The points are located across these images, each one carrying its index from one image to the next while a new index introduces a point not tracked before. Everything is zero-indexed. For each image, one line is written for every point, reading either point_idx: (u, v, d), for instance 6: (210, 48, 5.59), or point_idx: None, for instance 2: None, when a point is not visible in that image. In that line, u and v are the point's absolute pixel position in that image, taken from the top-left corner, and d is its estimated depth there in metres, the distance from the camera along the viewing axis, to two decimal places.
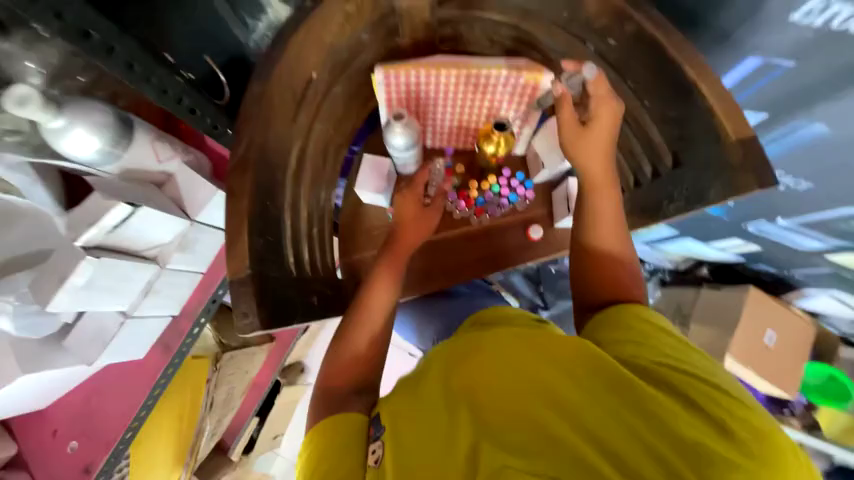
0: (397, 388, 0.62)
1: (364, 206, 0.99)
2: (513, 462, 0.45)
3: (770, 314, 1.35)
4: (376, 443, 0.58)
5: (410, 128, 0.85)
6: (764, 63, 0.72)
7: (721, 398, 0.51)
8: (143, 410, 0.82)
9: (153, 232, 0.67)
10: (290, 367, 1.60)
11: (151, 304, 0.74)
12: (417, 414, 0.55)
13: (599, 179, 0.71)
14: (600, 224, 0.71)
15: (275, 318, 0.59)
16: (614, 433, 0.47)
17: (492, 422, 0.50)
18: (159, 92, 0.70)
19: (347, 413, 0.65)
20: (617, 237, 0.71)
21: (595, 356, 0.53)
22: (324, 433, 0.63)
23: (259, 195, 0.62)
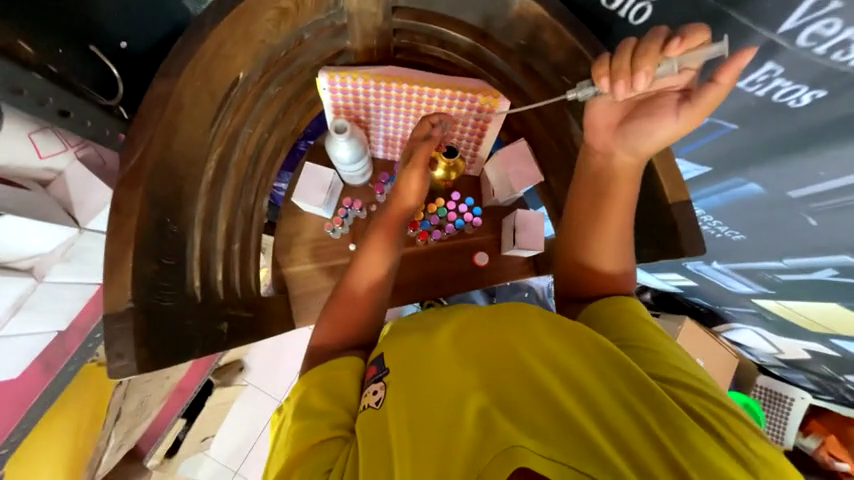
0: (401, 335, 0.64)
1: (303, 217, 0.92)
2: (526, 435, 0.47)
3: (700, 347, 1.41)
4: (376, 384, 0.61)
5: (354, 140, 0.79)
6: (709, 122, 0.71)
7: (720, 411, 0.55)
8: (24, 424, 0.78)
9: (25, 242, 0.59)
10: (227, 366, 1.51)
11: (29, 317, 0.67)
12: (430, 378, 0.56)
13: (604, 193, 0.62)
14: (610, 226, 0.62)
15: (160, 357, 0.51)
16: (625, 421, 0.51)
17: (503, 393, 0.53)
18: (9, 91, 0.54)
19: (343, 357, 0.66)
20: (618, 255, 0.64)
21: (611, 351, 0.57)
22: (318, 374, 0.65)
23: (156, 213, 0.54)
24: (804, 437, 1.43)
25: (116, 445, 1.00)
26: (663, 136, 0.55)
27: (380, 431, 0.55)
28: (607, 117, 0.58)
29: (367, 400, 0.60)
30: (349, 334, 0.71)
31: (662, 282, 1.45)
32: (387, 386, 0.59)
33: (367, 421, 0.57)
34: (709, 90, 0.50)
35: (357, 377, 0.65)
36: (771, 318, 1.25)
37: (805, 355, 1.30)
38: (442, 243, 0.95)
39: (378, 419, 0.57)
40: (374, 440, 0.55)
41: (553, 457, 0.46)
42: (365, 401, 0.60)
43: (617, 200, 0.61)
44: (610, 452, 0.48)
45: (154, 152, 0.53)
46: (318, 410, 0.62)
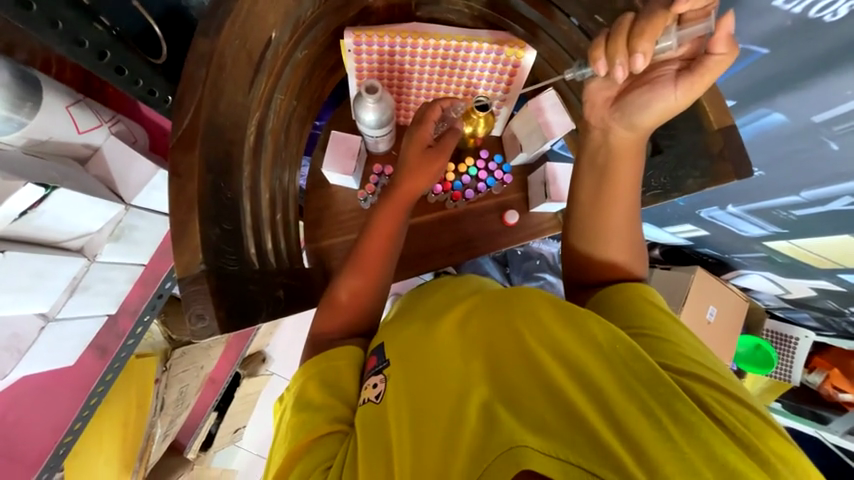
0: (404, 326, 0.62)
1: (331, 189, 0.91)
2: (528, 431, 0.44)
3: (714, 293, 1.46)
4: (376, 377, 0.58)
5: (383, 103, 0.77)
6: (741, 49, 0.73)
7: (735, 406, 0.50)
8: (79, 421, 0.73)
9: (77, 220, 0.57)
10: (251, 357, 1.49)
11: (81, 303, 0.64)
12: (432, 370, 0.54)
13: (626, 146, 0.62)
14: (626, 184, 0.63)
15: (236, 319, 0.51)
16: (637, 416, 0.44)
17: (506, 385, 0.50)
18: (73, 43, 0.57)
19: (344, 346, 0.65)
20: (626, 245, 0.66)
21: (622, 338, 0.53)
22: (316, 366, 0.63)
23: (212, 178, 0.53)
24: (809, 374, 1.50)
25: (160, 437, 1.03)
26: (668, 107, 0.56)
27: (379, 427, 0.53)
28: (605, 93, 0.60)
29: (367, 393, 0.58)
30: (347, 320, 0.70)
31: (672, 235, 1.50)
32: (388, 379, 0.56)
33: (366, 416, 0.55)
34: (707, 60, 0.52)
35: (357, 370, 0.63)
36: (778, 260, 1.29)
37: (811, 293, 1.34)
38: (471, 205, 0.95)
39: (379, 413, 0.54)
40: (371, 435, 0.52)
41: (558, 453, 0.41)
42: (365, 395, 0.58)
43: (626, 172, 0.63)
44: (619, 449, 0.42)
45: (203, 116, 0.52)
46: (317, 402, 0.59)
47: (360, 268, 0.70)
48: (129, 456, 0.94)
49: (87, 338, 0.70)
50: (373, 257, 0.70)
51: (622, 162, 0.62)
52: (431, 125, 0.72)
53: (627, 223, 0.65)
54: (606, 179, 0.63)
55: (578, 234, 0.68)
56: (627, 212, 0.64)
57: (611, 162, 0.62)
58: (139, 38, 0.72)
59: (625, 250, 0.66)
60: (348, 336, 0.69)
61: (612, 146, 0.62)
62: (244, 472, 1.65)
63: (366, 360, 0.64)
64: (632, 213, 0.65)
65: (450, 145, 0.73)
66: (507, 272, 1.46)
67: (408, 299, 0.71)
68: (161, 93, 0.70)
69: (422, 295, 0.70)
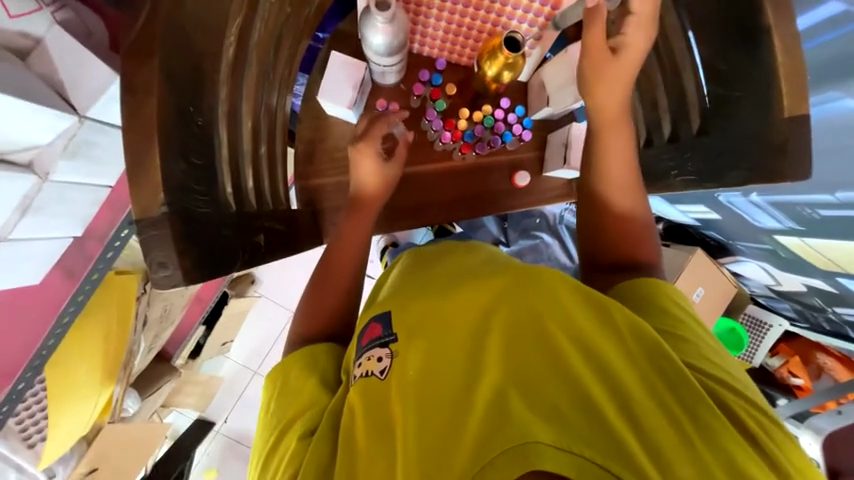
0: (408, 292, 0.53)
1: (327, 120, 0.81)
2: (543, 424, 0.37)
3: (704, 275, 1.44)
4: (382, 350, 0.48)
5: (396, 24, 0.64)
6: (844, 11, 0.62)
7: (756, 413, 0.47)
8: (53, 338, 0.72)
9: (19, 130, 0.49)
10: (239, 278, 1.50)
11: (39, 223, 0.59)
12: (433, 342, 0.46)
13: (610, 113, 0.60)
14: (615, 147, 0.61)
15: (205, 267, 0.47)
16: (658, 420, 0.41)
17: (520, 368, 0.42)
18: None
19: (319, 346, 0.62)
20: (636, 199, 0.62)
21: (647, 334, 0.47)
22: (296, 357, 0.61)
23: (177, 100, 0.44)
24: (770, 357, 1.54)
25: (145, 349, 1.05)
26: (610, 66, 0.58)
27: (379, 406, 0.45)
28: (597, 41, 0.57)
29: (369, 366, 0.48)
30: (340, 278, 0.68)
31: (682, 214, 1.43)
32: (397, 355, 0.47)
33: (370, 393, 0.46)
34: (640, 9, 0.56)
35: (356, 342, 0.52)
36: (782, 255, 1.25)
37: (801, 289, 1.33)
38: (481, 159, 0.86)
39: (381, 392, 0.46)
40: (369, 411, 0.45)
41: (574, 451, 0.35)
42: (366, 368, 0.48)
43: (615, 138, 0.61)
44: (638, 452, 0.37)
45: (165, 17, 0.42)
46: (302, 388, 0.57)
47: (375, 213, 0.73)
48: (111, 367, 0.94)
49: (54, 257, 0.67)
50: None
51: (620, 128, 0.61)
52: (380, 142, 0.72)
53: (633, 183, 0.62)
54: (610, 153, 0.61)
55: (589, 201, 0.63)
56: (627, 172, 0.61)
57: (599, 130, 0.61)
58: None
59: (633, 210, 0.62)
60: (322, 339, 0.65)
61: None
62: (230, 381, 1.68)
63: (364, 330, 0.52)
64: (630, 161, 0.61)
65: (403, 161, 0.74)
66: (505, 227, 1.40)
67: (410, 266, 0.60)
68: None
69: (417, 258, 0.62)
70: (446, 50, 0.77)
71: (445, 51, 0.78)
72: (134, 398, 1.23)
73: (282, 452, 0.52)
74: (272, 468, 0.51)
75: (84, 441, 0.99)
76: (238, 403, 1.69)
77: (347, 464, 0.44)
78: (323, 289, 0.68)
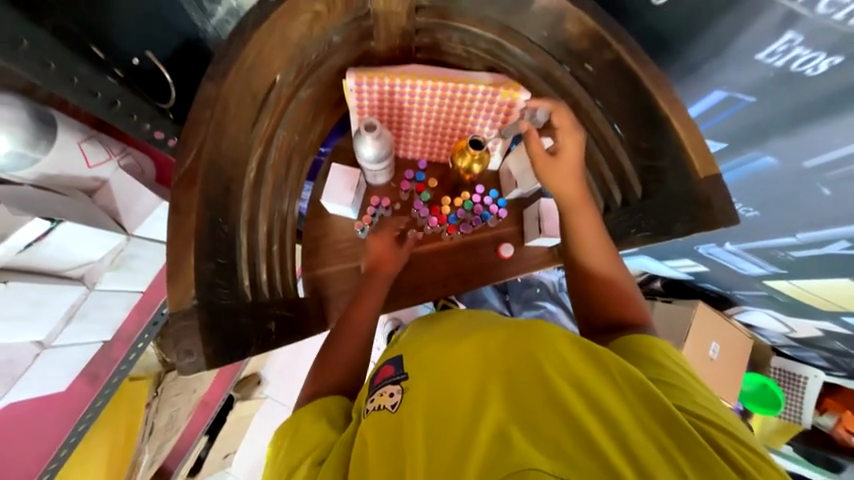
0: (422, 338, 0.58)
1: (329, 218, 0.93)
2: (543, 456, 0.40)
3: (714, 328, 1.43)
4: (394, 386, 0.54)
5: (382, 139, 0.81)
6: (727, 97, 0.73)
7: (758, 461, 0.46)
8: (72, 438, 0.76)
9: (79, 248, 0.59)
10: (245, 380, 1.48)
11: (77, 330, 0.66)
12: (442, 382, 0.49)
13: (574, 200, 0.70)
14: (586, 227, 0.70)
15: (224, 353, 0.52)
16: (657, 462, 0.42)
17: (522, 408, 0.44)
18: (88, 94, 0.60)
19: (337, 397, 0.65)
20: (613, 267, 0.70)
21: (642, 377, 0.49)
22: (314, 404, 0.64)
23: (211, 213, 0.56)
24: (821, 416, 1.45)
25: (148, 462, 1.01)
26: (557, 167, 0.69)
27: (389, 438, 0.48)
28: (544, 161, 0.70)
29: (382, 401, 0.53)
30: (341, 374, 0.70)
31: (672, 270, 1.47)
32: (407, 389, 0.51)
33: (380, 425, 0.50)
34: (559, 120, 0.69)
35: (370, 382, 0.59)
36: (780, 300, 1.28)
37: (818, 333, 1.31)
38: (467, 238, 0.96)
39: (394, 424, 0.49)
40: (381, 445, 0.48)
41: None
42: (379, 402, 0.53)
43: (585, 219, 0.70)
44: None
45: (206, 156, 0.55)
46: (317, 429, 0.59)
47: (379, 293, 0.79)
48: None
49: (81, 363, 0.72)
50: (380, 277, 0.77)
51: (586, 210, 0.70)
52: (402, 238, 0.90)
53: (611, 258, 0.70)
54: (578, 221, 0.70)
55: (576, 274, 0.72)
56: (600, 245, 0.70)
57: (572, 216, 0.70)
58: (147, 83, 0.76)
59: (617, 281, 0.70)
60: (337, 392, 0.68)
61: None
62: None
63: (378, 371, 0.59)
64: (603, 235, 0.70)
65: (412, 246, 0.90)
66: (507, 299, 1.46)
67: (423, 320, 0.65)
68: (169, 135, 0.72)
69: (428, 314, 0.67)
70: (426, 152, 0.93)
71: (425, 153, 0.94)
72: None
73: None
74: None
75: None
76: None
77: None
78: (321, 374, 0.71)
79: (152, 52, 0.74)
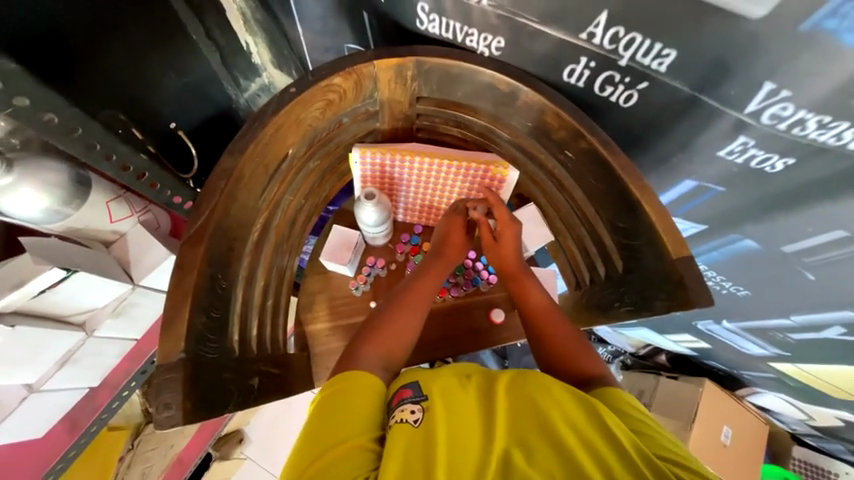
0: (439, 370, 0.63)
1: (326, 275, 0.97)
2: None
3: (722, 410, 1.36)
4: (414, 404, 0.56)
5: (380, 206, 0.89)
6: (698, 186, 0.79)
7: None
8: None
9: (87, 296, 0.64)
10: (226, 437, 1.41)
11: (68, 374, 0.69)
12: (457, 412, 0.55)
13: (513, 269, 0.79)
14: (529, 292, 0.77)
15: (200, 408, 0.53)
16: None
17: (522, 440, 0.53)
18: (119, 169, 0.67)
19: (367, 374, 0.62)
20: (565, 329, 0.73)
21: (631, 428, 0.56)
22: (337, 383, 0.61)
23: (211, 269, 0.60)
24: None
25: None
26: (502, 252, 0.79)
27: (409, 454, 0.51)
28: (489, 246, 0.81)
29: (404, 415, 0.55)
30: None
31: (674, 344, 1.44)
32: (429, 409, 0.55)
33: (401, 440, 0.52)
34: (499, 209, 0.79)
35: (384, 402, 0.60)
36: (791, 384, 1.23)
37: (838, 423, 1.24)
38: (459, 301, 0.99)
39: (415, 440, 0.52)
40: (401, 461, 0.50)
41: None
42: (400, 416, 0.55)
43: (526, 287, 0.78)
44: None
45: (216, 217, 0.61)
46: (340, 426, 0.56)
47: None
48: None
49: (65, 408, 0.73)
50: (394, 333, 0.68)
51: (526, 278, 0.78)
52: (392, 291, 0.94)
53: (557, 316, 0.75)
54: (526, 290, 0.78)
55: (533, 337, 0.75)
56: (542, 307, 0.76)
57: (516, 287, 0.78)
58: (173, 155, 0.82)
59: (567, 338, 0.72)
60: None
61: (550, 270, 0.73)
62: None
63: (394, 392, 0.61)
64: (545, 298, 0.77)
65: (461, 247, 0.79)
66: (505, 364, 1.44)
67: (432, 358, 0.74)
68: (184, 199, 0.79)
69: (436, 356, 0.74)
70: (422, 219, 0.99)
71: (422, 219, 1.00)
72: None
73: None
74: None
75: None
76: None
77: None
78: None
79: (177, 123, 0.81)
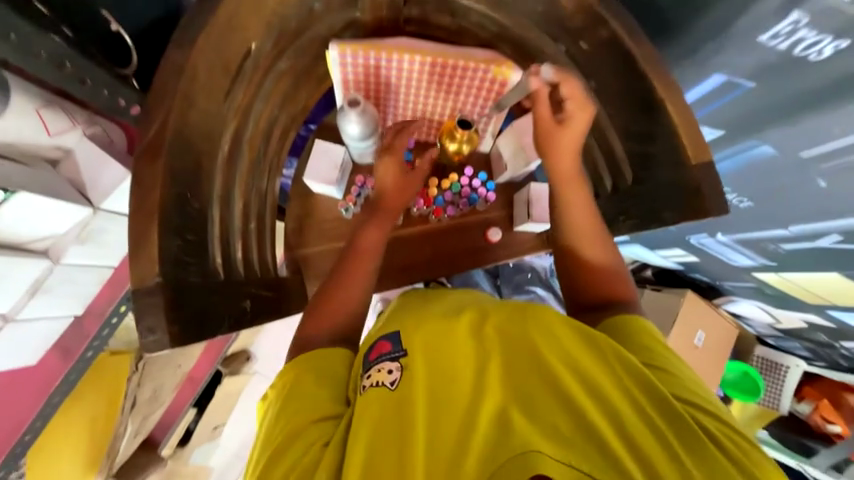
0: (422, 319, 0.60)
1: (312, 197, 0.91)
2: (544, 440, 0.44)
3: (699, 316, 1.44)
4: (392, 363, 0.57)
5: (367, 116, 0.77)
6: (727, 81, 0.72)
7: (744, 442, 0.51)
8: (47, 410, 0.75)
9: (42, 222, 0.58)
10: (233, 356, 1.44)
11: (44, 303, 0.66)
12: (441, 366, 0.54)
13: (564, 172, 0.68)
14: (572, 205, 0.69)
15: (192, 331, 0.51)
16: (649, 439, 0.47)
17: (518, 386, 0.51)
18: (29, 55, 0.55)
19: (332, 349, 0.64)
20: (599, 244, 0.69)
21: (631, 363, 0.55)
22: (305, 358, 0.63)
23: (178, 187, 0.54)
24: (798, 403, 1.50)
25: (132, 433, 0.99)
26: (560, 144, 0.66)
27: (388, 417, 0.51)
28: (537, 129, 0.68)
29: (380, 377, 0.56)
30: (327, 328, 0.68)
31: (663, 259, 1.46)
32: (405, 368, 0.55)
33: (376, 401, 0.53)
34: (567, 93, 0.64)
35: (364, 357, 0.61)
36: (768, 292, 1.28)
37: (801, 325, 1.33)
38: (454, 221, 0.94)
39: (395, 401, 0.52)
40: (381, 424, 0.51)
41: (573, 465, 0.43)
42: (377, 379, 0.55)
43: (570, 196, 0.69)
44: (628, 463, 0.45)
45: (172, 128, 0.54)
46: (309, 394, 0.59)
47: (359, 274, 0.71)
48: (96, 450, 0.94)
49: (56, 335, 0.72)
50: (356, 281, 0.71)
51: (573, 185, 0.69)
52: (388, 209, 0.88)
53: (600, 234, 0.69)
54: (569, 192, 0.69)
55: (562, 254, 0.71)
56: (585, 211, 0.69)
57: (558, 190, 0.69)
58: (106, 45, 0.68)
59: (601, 260, 0.69)
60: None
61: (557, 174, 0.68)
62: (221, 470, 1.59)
63: (373, 346, 0.61)
64: (590, 208, 0.69)
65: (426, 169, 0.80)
66: (498, 283, 1.44)
67: (416, 295, 0.72)
68: (128, 102, 0.68)
69: (418, 295, 0.71)
70: (415, 132, 0.90)
71: (414, 134, 0.89)
72: None
73: (284, 464, 0.53)
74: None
75: None
76: None
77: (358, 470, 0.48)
78: (318, 317, 0.69)
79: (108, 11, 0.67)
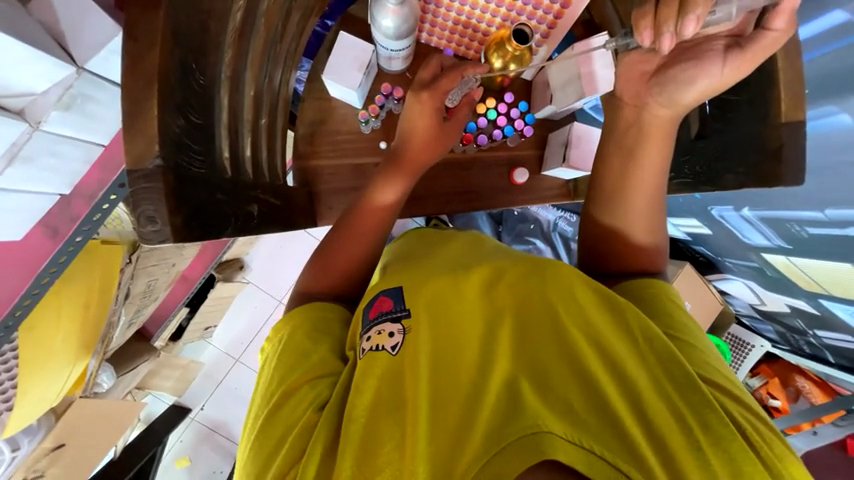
0: (428, 277, 0.59)
1: (329, 102, 0.80)
2: (557, 420, 0.44)
3: (690, 290, 1.31)
4: (393, 326, 0.55)
5: (407, 8, 0.65)
6: (846, 22, 0.69)
7: (770, 435, 0.50)
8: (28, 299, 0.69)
9: (16, 74, 0.50)
10: (228, 263, 1.50)
11: (23, 174, 0.58)
12: (449, 335, 0.54)
13: (666, 123, 0.60)
14: (644, 169, 0.61)
15: (195, 230, 0.45)
16: (667, 419, 0.47)
17: (531, 358, 0.52)
18: None
19: (325, 306, 0.64)
20: (651, 223, 0.64)
21: (655, 339, 0.54)
22: (300, 316, 0.63)
23: (185, 52, 0.43)
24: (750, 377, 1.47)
25: (125, 324, 1.06)
26: (684, 96, 0.57)
27: (391, 381, 0.51)
28: (641, 67, 0.59)
29: (380, 340, 0.54)
30: (336, 278, 0.68)
31: (672, 227, 1.39)
32: (408, 331, 0.54)
33: (378, 364, 0.53)
34: (763, 36, 0.51)
35: (363, 314, 0.58)
36: (768, 274, 1.20)
37: (784, 309, 1.28)
38: (483, 153, 0.85)
39: (395, 366, 0.52)
40: (385, 387, 0.51)
41: (583, 445, 0.42)
42: (376, 343, 0.54)
43: (649, 159, 0.61)
44: (643, 444, 0.44)
45: None
46: (310, 351, 0.59)
47: (388, 184, 0.69)
48: (88, 339, 0.92)
49: (43, 210, 0.67)
50: (361, 229, 0.68)
51: (665, 144, 0.60)
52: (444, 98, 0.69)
53: (654, 210, 0.63)
54: (648, 141, 0.60)
55: (605, 230, 0.65)
56: (657, 176, 0.62)
57: (647, 140, 0.60)
58: None
59: (649, 238, 0.64)
60: (329, 296, 0.67)
61: (646, 128, 0.60)
62: (211, 366, 1.68)
63: (373, 301, 0.58)
64: (658, 180, 0.62)
65: (463, 118, 0.74)
66: (499, 230, 1.44)
67: (425, 232, 0.71)
68: None
69: (430, 232, 0.71)
70: (454, 40, 0.78)
71: (453, 43, 0.79)
72: (109, 373, 1.15)
73: (283, 420, 0.54)
74: (275, 442, 0.53)
75: (52, 415, 0.99)
76: (216, 392, 1.69)
77: (360, 432, 0.49)
78: (326, 257, 0.68)
79: None
